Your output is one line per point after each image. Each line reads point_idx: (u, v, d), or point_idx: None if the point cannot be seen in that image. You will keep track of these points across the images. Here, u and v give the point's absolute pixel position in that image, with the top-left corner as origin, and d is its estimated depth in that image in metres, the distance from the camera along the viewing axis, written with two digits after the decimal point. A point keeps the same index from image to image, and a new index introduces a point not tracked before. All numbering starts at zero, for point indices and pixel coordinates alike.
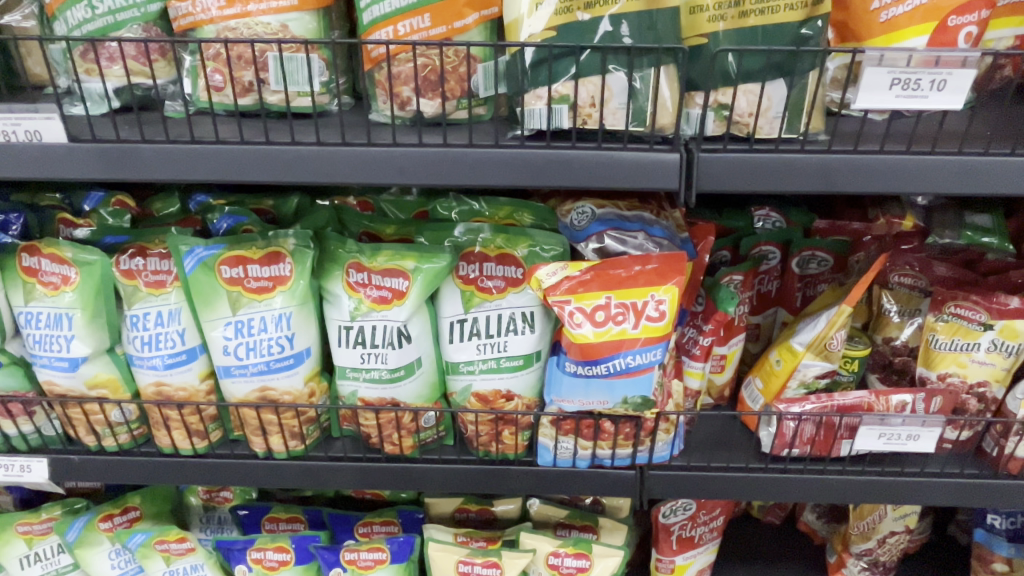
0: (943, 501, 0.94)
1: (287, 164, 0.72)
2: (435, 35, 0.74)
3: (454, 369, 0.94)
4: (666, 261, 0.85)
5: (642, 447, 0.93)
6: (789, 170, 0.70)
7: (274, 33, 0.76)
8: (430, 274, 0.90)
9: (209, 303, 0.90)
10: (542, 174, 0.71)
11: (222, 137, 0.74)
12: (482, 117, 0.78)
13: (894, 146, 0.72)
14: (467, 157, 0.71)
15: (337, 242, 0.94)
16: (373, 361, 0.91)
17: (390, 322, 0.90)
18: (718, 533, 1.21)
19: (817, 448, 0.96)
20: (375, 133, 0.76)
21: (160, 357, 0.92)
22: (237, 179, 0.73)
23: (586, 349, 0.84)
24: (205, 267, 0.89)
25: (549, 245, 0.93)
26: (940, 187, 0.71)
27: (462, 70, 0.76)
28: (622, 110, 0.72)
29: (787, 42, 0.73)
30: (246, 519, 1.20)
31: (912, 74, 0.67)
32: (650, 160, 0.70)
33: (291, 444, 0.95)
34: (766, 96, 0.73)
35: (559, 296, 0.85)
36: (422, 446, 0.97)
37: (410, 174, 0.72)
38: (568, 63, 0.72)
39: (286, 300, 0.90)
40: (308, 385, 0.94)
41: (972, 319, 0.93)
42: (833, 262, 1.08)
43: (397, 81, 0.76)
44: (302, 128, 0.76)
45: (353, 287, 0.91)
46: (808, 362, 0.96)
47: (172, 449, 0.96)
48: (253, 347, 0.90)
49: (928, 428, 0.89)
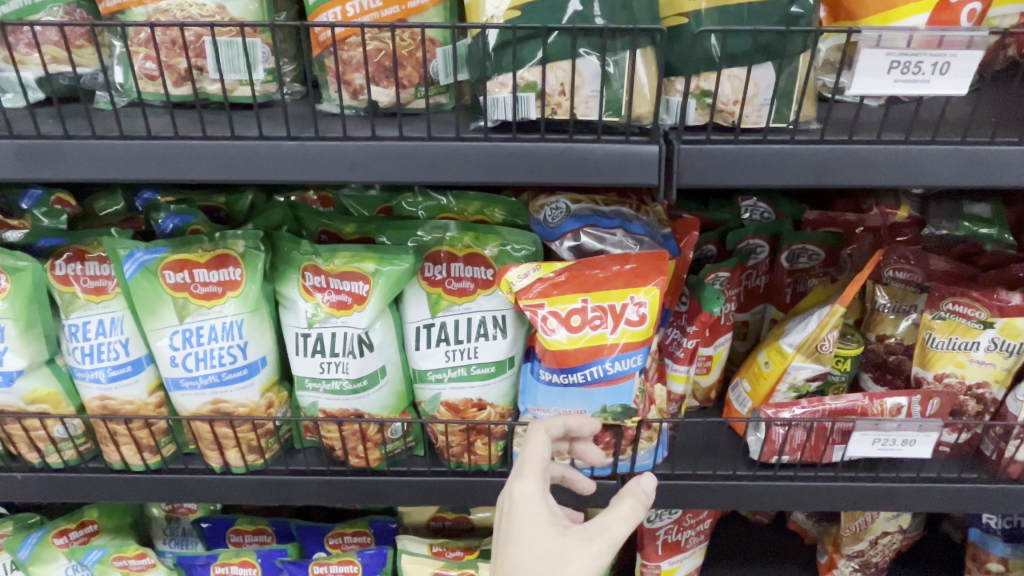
0: (939, 507, 0.90)
1: (228, 159, 0.65)
2: (388, 16, 0.66)
3: (421, 378, 0.88)
4: (645, 260, 0.80)
5: (623, 456, 0.89)
6: (777, 163, 0.64)
7: (210, 15, 0.69)
8: (391, 278, 0.83)
9: (153, 312, 0.82)
10: (509, 170, 0.65)
11: (154, 131, 0.67)
12: (443, 107, 0.71)
13: (893, 135, 0.66)
14: (425, 152, 0.64)
15: (291, 243, 0.86)
16: (333, 371, 0.84)
17: (350, 328, 0.83)
18: (704, 537, 1.17)
19: (807, 454, 0.91)
20: (324, 125, 0.69)
21: (102, 369, 0.85)
22: (173, 177, 0.66)
23: (561, 356, 0.79)
24: (147, 272, 0.82)
25: (520, 243, 0.86)
26: (944, 181, 0.65)
27: (419, 54, 0.68)
28: (595, 99, 0.65)
29: (775, 22, 0.66)
30: (210, 531, 1.15)
31: (913, 56, 0.61)
32: (627, 154, 0.64)
33: (250, 458, 0.89)
34: (752, 82, 0.66)
35: (531, 300, 0.79)
36: (389, 458, 0.91)
37: (364, 171, 0.65)
38: (534, 47, 0.65)
39: (237, 308, 0.83)
40: (265, 397, 0.87)
41: (971, 316, 0.87)
42: (824, 256, 1.01)
43: (348, 67, 0.69)
44: (243, 121, 0.69)
45: (309, 291, 0.84)
46: (798, 365, 0.90)
47: (122, 465, 0.90)
48: (203, 358, 0.83)
49: (924, 432, 0.85)
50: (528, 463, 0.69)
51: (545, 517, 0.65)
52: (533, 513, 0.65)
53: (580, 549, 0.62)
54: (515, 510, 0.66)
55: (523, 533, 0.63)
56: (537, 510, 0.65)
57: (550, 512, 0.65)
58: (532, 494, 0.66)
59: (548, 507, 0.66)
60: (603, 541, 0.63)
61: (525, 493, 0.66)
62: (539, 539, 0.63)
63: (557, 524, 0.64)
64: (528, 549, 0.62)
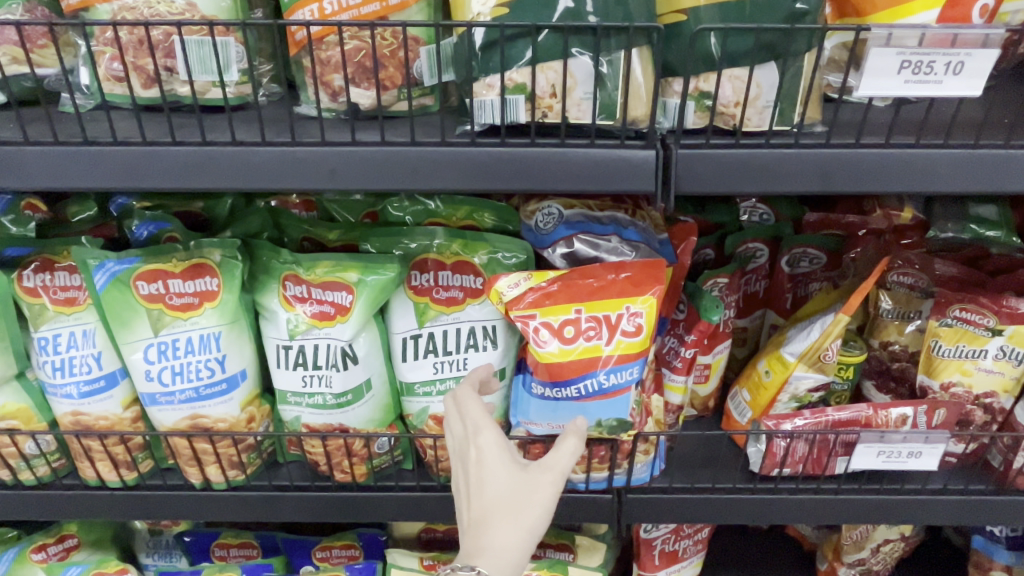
0: (945, 520, 0.87)
1: (199, 166, 0.61)
2: (367, 13, 0.62)
3: (409, 391, 0.84)
4: (642, 269, 0.77)
5: (619, 469, 0.85)
6: (781, 168, 0.61)
7: (180, 13, 0.64)
8: (376, 288, 0.79)
9: (126, 324, 0.79)
10: (497, 177, 0.61)
11: (120, 136, 0.63)
12: (427, 109, 0.68)
13: (903, 138, 0.63)
14: (408, 158, 0.61)
15: (271, 252, 0.83)
16: (316, 385, 0.81)
17: (334, 340, 0.80)
18: (702, 546, 1.14)
19: (809, 467, 0.88)
20: (301, 129, 0.65)
21: (74, 384, 0.81)
22: (141, 185, 0.62)
23: (553, 369, 0.76)
24: (118, 283, 0.78)
25: (510, 251, 0.83)
26: (955, 186, 0.62)
27: (401, 54, 0.65)
28: (588, 101, 0.62)
29: (779, 19, 0.62)
30: (193, 545, 1.11)
31: (925, 56, 0.57)
32: (622, 159, 0.60)
33: (231, 473, 0.86)
34: (754, 82, 0.63)
35: (522, 311, 0.76)
36: (376, 472, 0.88)
37: (343, 178, 0.62)
38: (523, 46, 0.61)
39: (214, 319, 0.80)
40: (245, 411, 0.83)
41: (980, 323, 0.84)
42: (826, 260, 0.99)
43: (326, 68, 0.65)
44: (215, 125, 0.65)
45: (290, 301, 0.81)
46: (800, 374, 0.87)
47: (98, 482, 0.87)
48: (179, 372, 0.79)
49: (930, 445, 0.82)
50: (474, 415, 0.65)
51: (501, 458, 0.61)
52: (488, 460, 0.61)
53: (540, 484, 0.59)
54: (469, 461, 0.62)
55: (480, 482, 0.60)
56: (491, 453, 0.61)
57: (507, 450, 0.62)
58: (485, 440, 0.62)
59: (503, 445, 0.62)
60: (561, 473, 0.61)
61: (478, 441, 0.63)
62: (496, 481, 0.60)
63: (513, 462, 0.61)
64: (485, 494, 0.59)
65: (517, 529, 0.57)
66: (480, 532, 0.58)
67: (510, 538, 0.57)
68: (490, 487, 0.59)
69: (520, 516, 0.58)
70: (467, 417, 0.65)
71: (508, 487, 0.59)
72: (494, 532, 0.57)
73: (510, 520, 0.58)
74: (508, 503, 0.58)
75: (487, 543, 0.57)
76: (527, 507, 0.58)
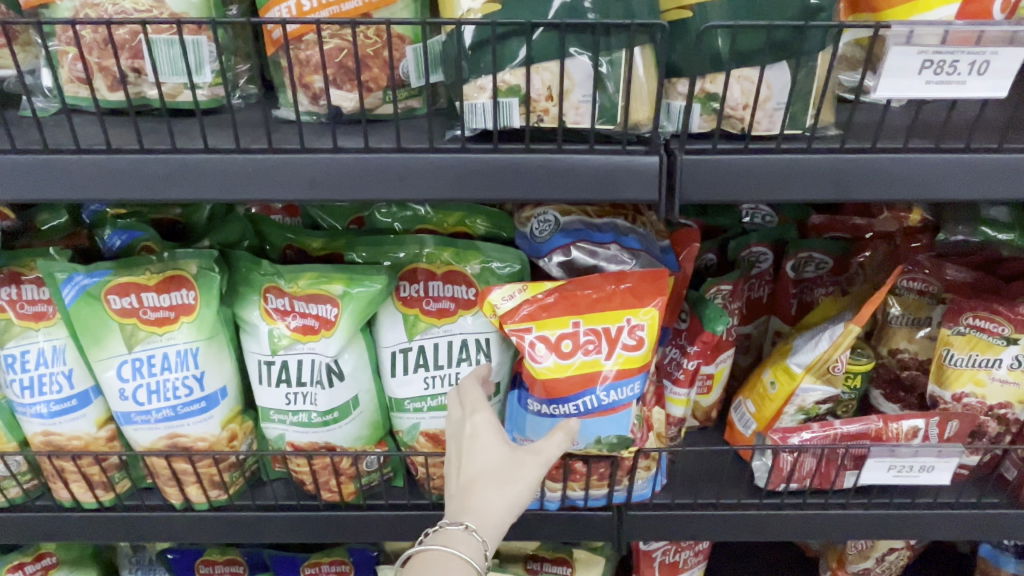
0: (957, 534, 0.84)
1: (168, 175, 0.57)
2: (349, 10, 0.58)
3: (398, 407, 0.80)
4: (642, 279, 0.73)
5: (619, 486, 0.81)
6: (792, 175, 0.57)
7: (146, 10, 0.60)
8: (362, 300, 0.75)
9: (97, 340, 0.74)
10: (489, 185, 0.57)
11: (84, 144, 0.58)
12: (415, 111, 0.63)
13: (921, 142, 0.59)
14: (393, 166, 0.57)
15: (251, 264, 0.79)
16: (300, 402, 0.77)
17: (318, 355, 0.75)
18: (703, 557, 1.10)
19: (817, 481, 0.84)
20: (278, 135, 0.60)
21: (44, 403, 0.77)
22: (106, 196, 0.57)
23: (551, 386, 0.72)
24: (88, 297, 0.74)
25: (504, 260, 0.79)
26: (977, 193, 0.58)
27: (386, 54, 0.60)
28: (586, 104, 0.58)
29: (791, 16, 0.58)
30: (177, 562, 1.07)
31: (948, 55, 0.54)
32: (623, 166, 0.56)
33: (212, 494, 0.81)
34: (764, 83, 0.59)
35: (517, 324, 0.72)
36: (366, 491, 0.84)
37: (324, 188, 0.57)
38: (517, 45, 0.57)
39: (191, 334, 0.75)
40: (227, 429, 0.79)
41: (994, 332, 0.81)
42: (832, 265, 0.95)
43: (306, 69, 0.61)
44: (186, 130, 0.61)
45: (271, 315, 0.77)
46: (807, 387, 0.84)
47: (73, 503, 0.82)
48: (156, 390, 0.75)
49: (943, 459, 0.78)
50: (473, 396, 0.67)
51: (496, 436, 0.64)
52: (482, 436, 0.64)
53: (527, 461, 0.63)
54: (463, 435, 0.65)
55: (472, 454, 0.63)
56: (485, 428, 0.64)
57: (500, 431, 0.65)
58: (480, 418, 0.65)
59: (498, 426, 0.65)
60: (549, 458, 0.64)
61: (474, 419, 0.65)
62: (486, 454, 0.62)
63: (503, 439, 0.64)
64: (475, 463, 0.62)
65: (503, 498, 0.61)
66: (467, 496, 0.61)
67: (495, 505, 0.60)
68: (481, 458, 0.62)
69: (506, 491, 0.61)
70: (463, 398, 0.67)
71: (498, 459, 0.62)
72: (479, 501, 0.60)
73: (495, 493, 0.61)
74: (497, 473, 0.62)
75: (473, 507, 0.60)
76: (513, 481, 0.61)
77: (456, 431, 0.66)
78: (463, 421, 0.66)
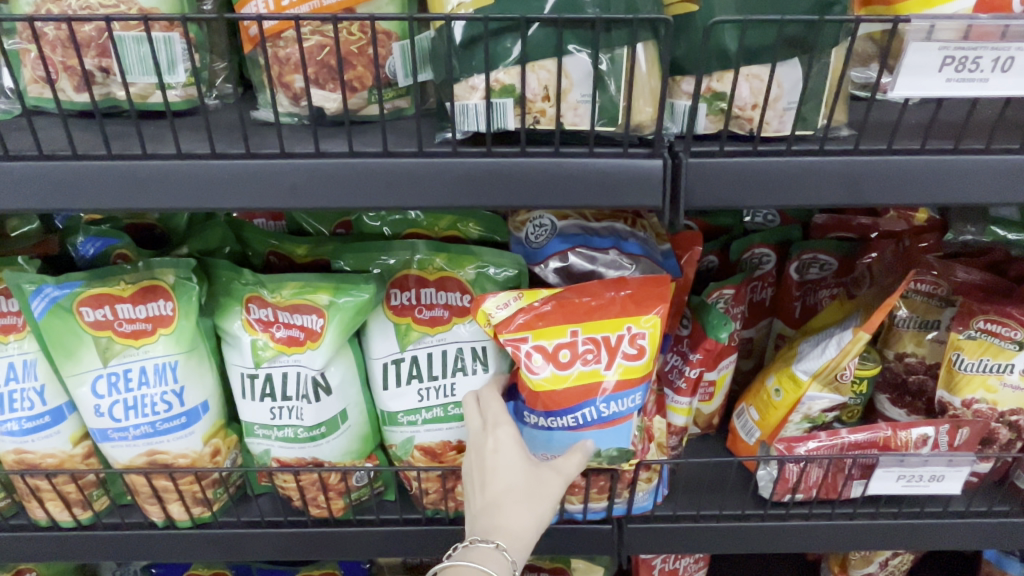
0: (967, 544, 0.81)
1: (137, 183, 0.53)
2: (330, 5, 0.54)
3: (389, 420, 0.76)
4: (643, 286, 0.70)
5: (619, 499, 0.78)
6: (804, 178, 0.54)
7: (113, 5, 0.56)
8: (349, 310, 0.72)
9: (70, 354, 0.71)
10: (482, 191, 0.53)
11: (47, 149, 0.54)
12: (403, 112, 0.60)
13: (939, 142, 0.56)
14: (379, 171, 0.53)
15: (231, 273, 0.75)
16: (286, 417, 0.73)
17: (304, 368, 0.72)
18: (703, 563, 1.08)
19: (823, 491, 0.82)
20: (257, 138, 0.56)
21: (16, 420, 0.73)
22: (71, 205, 0.53)
23: (548, 398, 0.68)
24: (59, 309, 0.70)
25: (501, 265, 0.75)
26: (997, 196, 0.55)
27: (371, 51, 0.57)
28: (586, 105, 0.54)
29: (802, 9, 0.54)
30: None
31: (970, 50, 0.50)
32: (625, 169, 0.53)
33: (195, 511, 0.78)
34: (775, 81, 0.55)
35: (512, 335, 0.68)
36: (355, 506, 0.80)
37: (305, 194, 0.53)
38: (511, 41, 0.53)
39: (169, 347, 0.72)
40: (209, 444, 0.75)
41: (1006, 336, 0.78)
42: (836, 266, 0.92)
43: (286, 67, 0.57)
44: (158, 133, 0.57)
45: (253, 325, 0.73)
46: (813, 395, 0.81)
47: (50, 522, 0.78)
48: (133, 406, 0.71)
49: (954, 468, 0.76)
50: (493, 411, 0.68)
51: (519, 452, 0.64)
52: (505, 452, 0.64)
53: (551, 476, 0.63)
54: (484, 450, 0.65)
55: (496, 471, 0.63)
56: (508, 444, 0.64)
57: (522, 446, 0.65)
58: (501, 431, 0.65)
59: (519, 441, 0.65)
60: (569, 474, 0.65)
61: (498, 434, 0.65)
62: (511, 471, 0.63)
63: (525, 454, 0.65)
64: (501, 480, 0.63)
65: (530, 514, 0.62)
66: (495, 513, 0.62)
67: (523, 521, 0.62)
68: (506, 474, 0.63)
69: (532, 508, 0.62)
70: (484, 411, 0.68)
71: (522, 476, 0.63)
72: (508, 517, 0.61)
73: (523, 511, 0.62)
74: (524, 490, 0.62)
75: (502, 524, 0.61)
76: (540, 498, 0.63)
77: (477, 443, 0.66)
78: (485, 435, 0.66)
